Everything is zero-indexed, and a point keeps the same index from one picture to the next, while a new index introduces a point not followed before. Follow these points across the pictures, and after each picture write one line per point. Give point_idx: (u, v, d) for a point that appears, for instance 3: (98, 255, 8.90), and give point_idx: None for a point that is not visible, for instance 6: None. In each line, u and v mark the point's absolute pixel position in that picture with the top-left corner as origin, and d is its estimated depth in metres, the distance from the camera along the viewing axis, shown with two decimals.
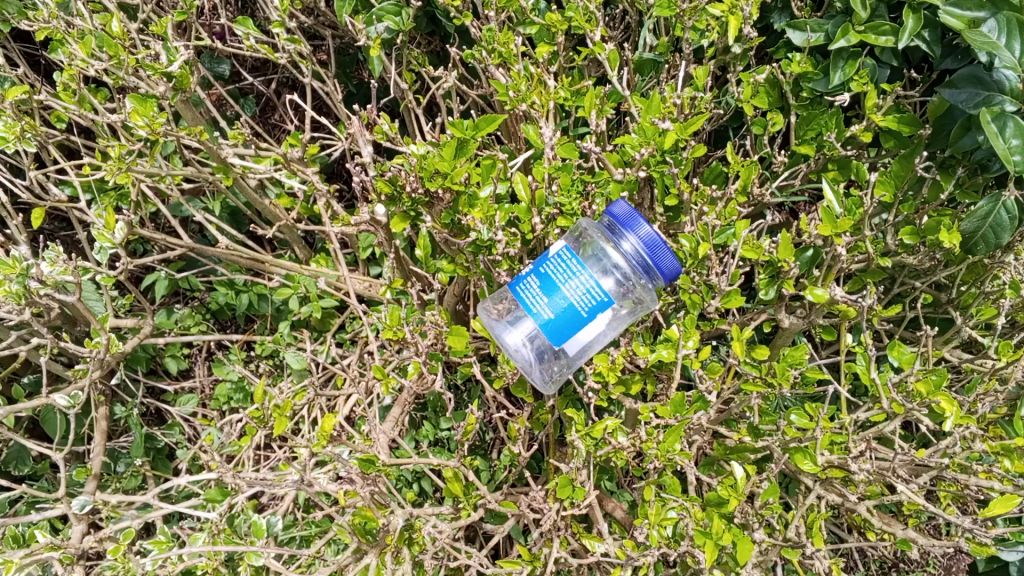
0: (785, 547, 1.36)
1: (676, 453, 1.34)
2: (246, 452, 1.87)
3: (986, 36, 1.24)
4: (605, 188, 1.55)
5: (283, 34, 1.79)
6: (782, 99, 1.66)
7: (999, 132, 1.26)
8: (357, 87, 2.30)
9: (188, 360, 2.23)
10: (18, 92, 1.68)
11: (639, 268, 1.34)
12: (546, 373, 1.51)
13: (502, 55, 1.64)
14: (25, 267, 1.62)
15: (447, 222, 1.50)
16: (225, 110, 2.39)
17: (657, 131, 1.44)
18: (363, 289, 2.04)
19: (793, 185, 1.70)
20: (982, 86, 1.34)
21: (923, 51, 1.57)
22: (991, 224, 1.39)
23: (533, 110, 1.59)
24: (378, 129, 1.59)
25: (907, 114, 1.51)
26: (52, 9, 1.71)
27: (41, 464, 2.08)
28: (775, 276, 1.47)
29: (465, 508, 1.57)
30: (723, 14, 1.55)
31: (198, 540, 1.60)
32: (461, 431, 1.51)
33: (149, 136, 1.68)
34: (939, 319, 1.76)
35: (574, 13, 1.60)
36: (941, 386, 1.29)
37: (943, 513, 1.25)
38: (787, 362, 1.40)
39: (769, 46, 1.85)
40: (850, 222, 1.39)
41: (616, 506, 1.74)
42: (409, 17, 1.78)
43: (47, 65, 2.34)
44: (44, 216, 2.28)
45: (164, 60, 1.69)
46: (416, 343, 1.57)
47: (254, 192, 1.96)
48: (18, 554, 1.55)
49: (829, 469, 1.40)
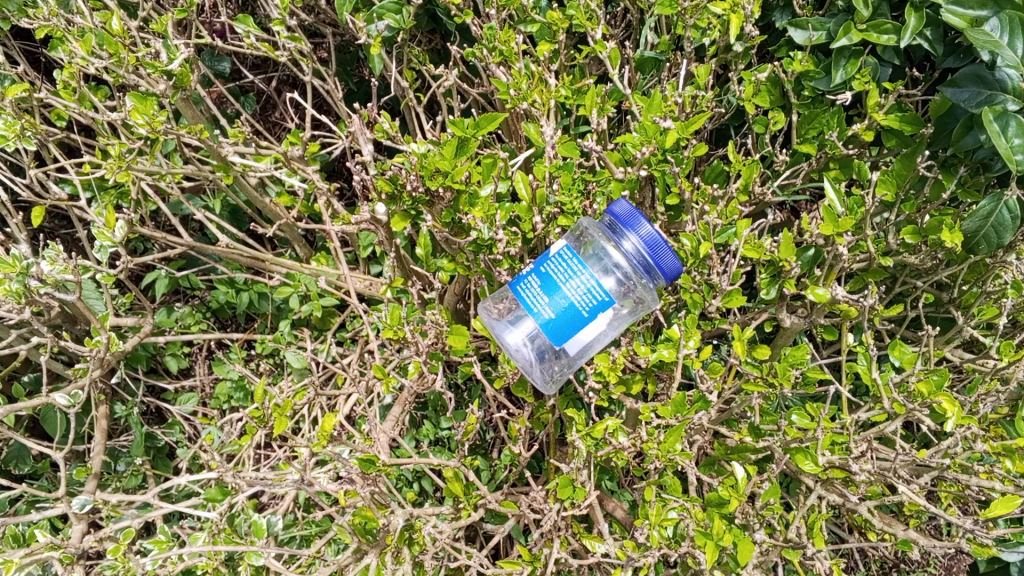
0: (786, 548, 1.36)
1: (677, 453, 1.34)
2: (246, 452, 1.87)
3: (988, 34, 1.23)
4: (606, 187, 1.55)
5: (283, 32, 1.78)
6: (783, 98, 1.66)
7: (1002, 132, 1.26)
8: (357, 85, 2.30)
9: (188, 359, 2.23)
10: (18, 91, 1.68)
11: (639, 268, 1.33)
12: (546, 373, 1.50)
13: (502, 54, 1.63)
14: (25, 266, 1.62)
15: (447, 221, 1.50)
16: (225, 109, 2.38)
17: (657, 130, 1.43)
18: (363, 287, 2.04)
19: (795, 185, 1.70)
20: (985, 85, 1.33)
21: (925, 50, 1.57)
22: (993, 223, 1.38)
23: (533, 109, 1.58)
24: (378, 128, 1.59)
25: (909, 113, 1.50)
26: (51, 7, 1.71)
27: (41, 463, 2.08)
28: (776, 276, 1.47)
29: (465, 508, 1.57)
30: (725, 12, 1.54)
31: (198, 540, 1.59)
32: (462, 431, 1.52)
33: (149, 134, 1.68)
34: (940, 319, 1.76)
35: (574, 11, 1.59)
36: (943, 386, 1.29)
37: (945, 514, 1.25)
38: (788, 362, 1.39)
39: (770, 45, 1.85)
40: (852, 221, 1.39)
41: (616, 506, 1.74)
42: (409, 15, 1.77)
43: (47, 63, 2.34)
44: (44, 215, 2.27)
45: (164, 59, 1.69)
46: (416, 342, 1.57)
47: (254, 191, 1.95)
48: (18, 554, 1.55)
49: (829, 470, 1.39)
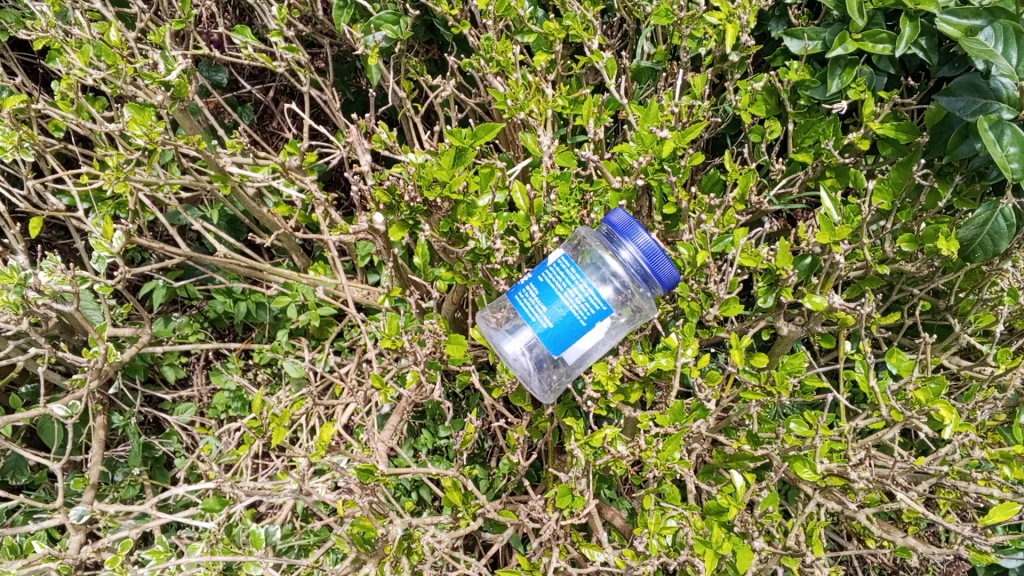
0: (785, 556, 1.34)
1: (676, 462, 1.34)
2: (244, 461, 1.86)
3: (982, 44, 1.27)
4: (603, 196, 1.56)
5: (280, 43, 1.80)
6: (779, 107, 1.68)
7: (997, 140, 1.26)
8: (355, 95, 2.31)
9: (186, 369, 2.25)
10: (14, 102, 1.69)
11: (638, 276, 1.34)
12: (545, 382, 1.49)
13: (500, 64, 1.63)
14: (23, 277, 1.63)
15: (446, 230, 1.51)
16: (223, 118, 2.39)
17: (654, 139, 1.44)
18: (362, 296, 2.05)
19: (791, 193, 1.70)
20: (979, 94, 1.34)
21: (920, 59, 1.58)
22: (989, 231, 1.39)
23: (531, 119, 1.59)
24: (375, 138, 1.59)
25: (904, 122, 1.52)
26: (50, 19, 1.71)
27: (38, 473, 2.08)
28: (774, 284, 1.47)
29: (464, 518, 1.56)
30: (721, 22, 1.55)
31: (197, 550, 1.57)
32: (460, 440, 1.51)
33: (147, 145, 1.68)
34: (937, 326, 1.76)
35: (571, 21, 1.62)
36: (940, 393, 1.32)
37: (943, 521, 1.25)
38: (787, 370, 1.40)
39: (765, 54, 1.86)
40: (849, 229, 1.39)
41: (615, 514, 1.75)
42: (407, 26, 1.79)
43: (45, 74, 2.36)
44: (42, 225, 2.28)
45: (162, 69, 1.70)
46: (414, 351, 1.56)
47: (252, 201, 1.97)
48: (16, 565, 1.55)
49: (828, 477, 1.39)
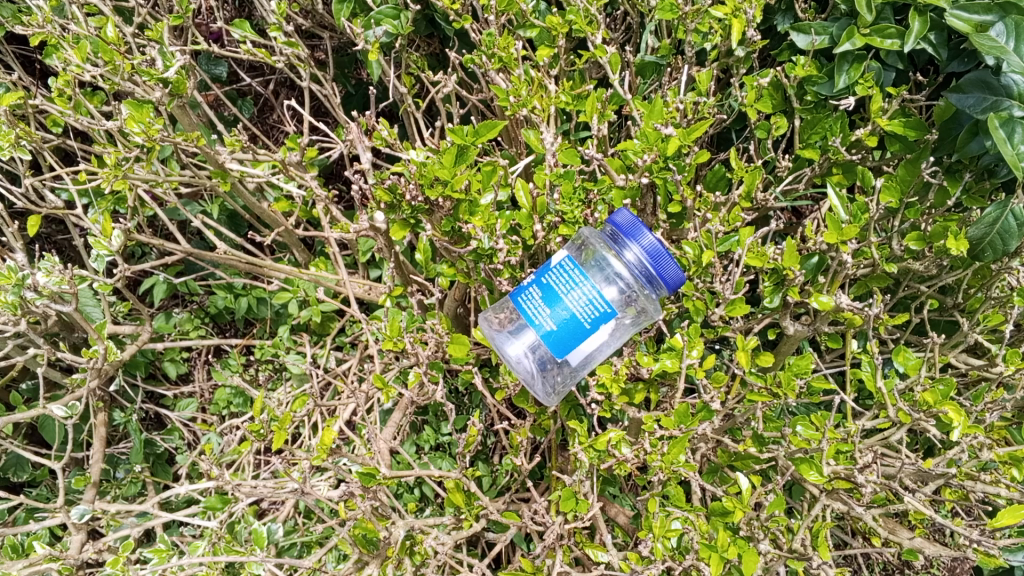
0: (790, 559, 1.33)
1: (681, 464, 1.33)
2: (246, 458, 1.86)
3: (993, 40, 1.22)
4: (607, 195, 1.54)
5: (280, 37, 1.76)
6: (785, 102, 1.65)
7: (1008, 138, 1.23)
8: (355, 88, 2.29)
9: (187, 364, 2.25)
10: (12, 98, 1.66)
11: (642, 278, 1.32)
12: (548, 384, 1.48)
13: (502, 60, 1.60)
14: (21, 278, 1.62)
15: (448, 229, 1.50)
16: (222, 112, 2.37)
17: (659, 137, 1.41)
18: (363, 292, 2.03)
19: (796, 190, 1.68)
20: (990, 91, 1.31)
21: (929, 54, 1.55)
22: (1000, 230, 1.35)
23: (533, 115, 1.56)
24: (376, 135, 1.56)
25: (913, 118, 1.48)
26: (46, 15, 1.68)
27: (39, 471, 2.08)
28: (780, 283, 1.45)
29: (467, 519, 1.55)
30: (727, 16, 1.53)
31: (198, 549, 1.55)
32: (462, 442, 1.49)
33: (146, 142, 1.66)
34: (944, 324, 1.75)
35: (574, 16, 1.58)
36: (947, 395, 1.31)
37: (951, 524, 1.23)
38: (793, 371, 1.38)
39: (771, 48, 1.84)
40: (856, 229, 1.36)
41: (619, 511, 1.74)
42: (407, 21, 1.76)
43: (42, 68, 2.34)
44: (40, 221, 2.27)
45: (160, 65, 1.67)
46: (416, 352, 1.56)
47: (252, 196, 1.94)
48: (17, 566, 1.55)
49: (835, 479, 1.38)
